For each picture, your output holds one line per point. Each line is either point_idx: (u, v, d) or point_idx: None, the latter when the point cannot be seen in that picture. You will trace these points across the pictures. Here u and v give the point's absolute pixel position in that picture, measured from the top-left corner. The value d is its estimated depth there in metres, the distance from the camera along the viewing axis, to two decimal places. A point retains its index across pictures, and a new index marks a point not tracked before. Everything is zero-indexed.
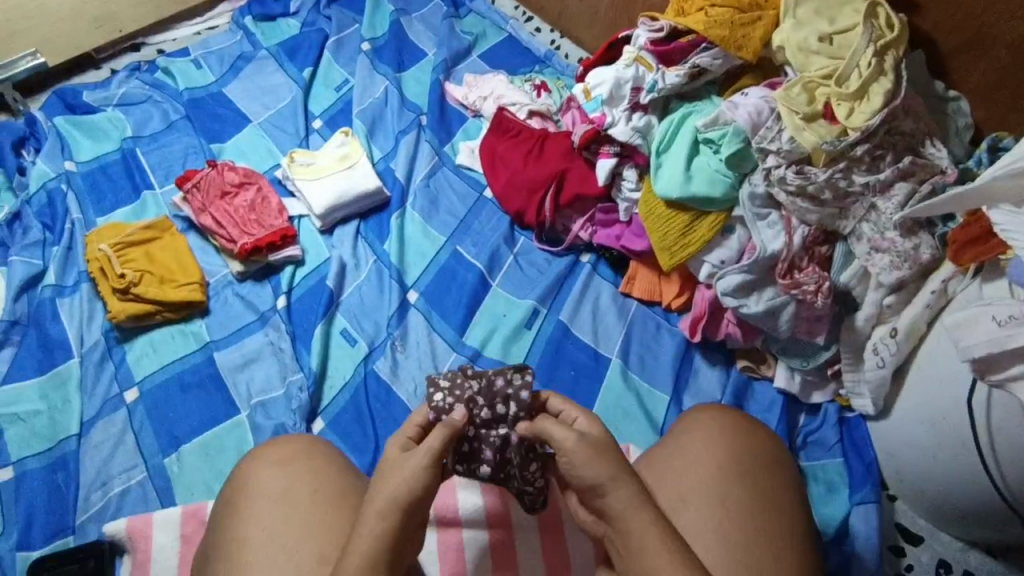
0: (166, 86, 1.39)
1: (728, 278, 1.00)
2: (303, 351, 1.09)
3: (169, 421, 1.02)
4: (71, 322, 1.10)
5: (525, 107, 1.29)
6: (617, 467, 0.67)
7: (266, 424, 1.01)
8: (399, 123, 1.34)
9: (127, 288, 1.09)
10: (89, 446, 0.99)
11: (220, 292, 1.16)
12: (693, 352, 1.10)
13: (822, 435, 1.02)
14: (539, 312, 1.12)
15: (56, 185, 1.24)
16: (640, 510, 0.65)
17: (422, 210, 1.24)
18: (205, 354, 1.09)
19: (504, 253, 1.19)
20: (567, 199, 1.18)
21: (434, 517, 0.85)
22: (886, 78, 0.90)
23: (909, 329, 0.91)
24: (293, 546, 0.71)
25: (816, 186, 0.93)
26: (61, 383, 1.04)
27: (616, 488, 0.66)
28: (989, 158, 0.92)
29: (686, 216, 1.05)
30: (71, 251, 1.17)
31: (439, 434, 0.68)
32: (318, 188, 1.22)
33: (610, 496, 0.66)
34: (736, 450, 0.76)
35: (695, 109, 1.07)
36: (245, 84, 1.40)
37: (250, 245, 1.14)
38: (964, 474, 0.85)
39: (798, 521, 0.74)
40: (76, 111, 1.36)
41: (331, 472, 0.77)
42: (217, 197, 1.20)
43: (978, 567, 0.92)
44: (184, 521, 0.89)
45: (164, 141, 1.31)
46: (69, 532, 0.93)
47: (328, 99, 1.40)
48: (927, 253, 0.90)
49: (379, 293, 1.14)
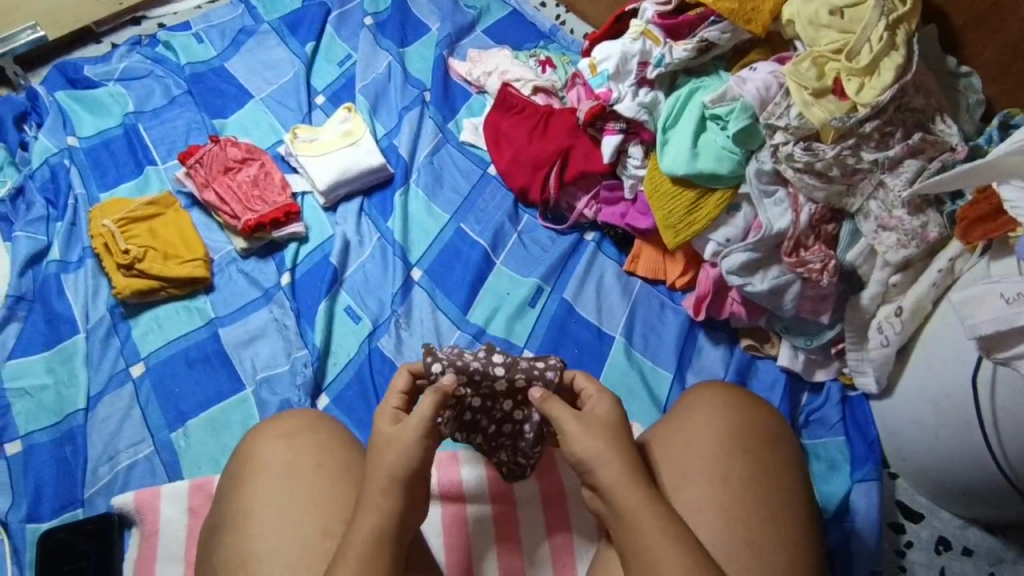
0: (167, 61, 1.38)
1: (733, 257, 0.99)
2: (308, 328, 1.09)
3: (174, 396, 1.03)
4: (77, 297, 1.10)
5: (529, 83, 1.28)
6: (611, 444, 0.69)
7: (272, 399, 1.02)
8: (403, 99, 1.33)
9: (131, 264, 1.09)
10: (96, 420, 1.00)
11: (223, 269, 1.16)
12: (696, 331, 1.10)
13: (824, 414, 1.02)
14: (543, 290, 1.12)
15: (59, 161, 1.23)
16: (635, 487, 0.66)
17: (426, 187, 1.23)
18: (210, 331, 1.09)
19: (508, 230, 1.19)
20: (572, 177, 1.17)
21: (436, 491, 0.85)
22: (897, 52, 0.89)
23: (914, 308, 0.90)
24: (298, 519, 0.72)
25: (824, 163, 0.92)
26: (67, 359, 1.05)
27: (605, 466, 0.68)
28: (1000, 136, 0.90)
29: (692, 193, 1.04)
30: (74, 227, 1.17)
31: (427, 401, 0.71)
32: (322, 165, 1.21)
33: (605, 473, 0.67)
34: (738, 426, 0.77)
35: (702, 85, 1.06)
36: (247, 59, 1.39)
37: (253, 222, 1.14)
38: (966, 452, 0.85)
39: (799, 498, 0.74)
40: (77, 86, 1.35)
41: (335, 446, 0.78)
42: (220, 173, 1.19)
43: (977, 544, 0.93)
44: (191, 494, 0.90)
45: (166, 116, 1.30)
46: (78, 504, 0.94)
47: (331, 75, 1.39)
48: (935, 231, 0.89)
49: (383, 270, 1.14)
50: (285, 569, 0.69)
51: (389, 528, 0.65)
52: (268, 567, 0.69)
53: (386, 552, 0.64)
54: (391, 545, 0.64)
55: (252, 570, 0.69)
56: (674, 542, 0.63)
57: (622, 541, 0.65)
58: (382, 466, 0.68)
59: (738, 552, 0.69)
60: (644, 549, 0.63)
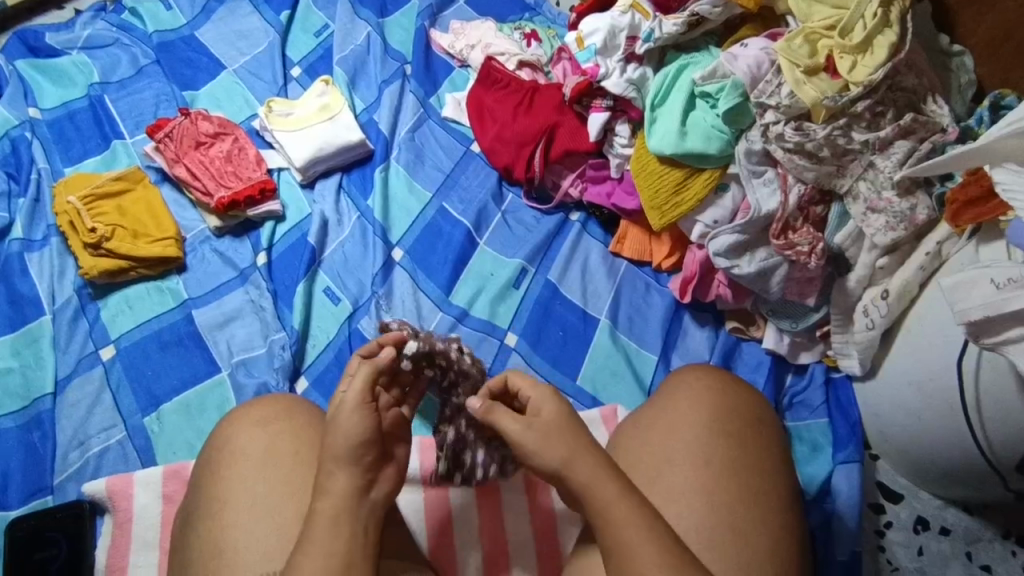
0: (134, 29, 1.31)
1: (720, 239, 0.98)
2: (286, 310, 1.06)
3: (147, 380, 0.99)
4: (41, 277, 1.06)
5: (514, 57, 1.24)
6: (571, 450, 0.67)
7: (248, 383, 0.99)
8: (383, 72, 1.28)
9: (98, 243, 1.04)
10: (65, 405, 0.97)
11: (197, 248, 1.12)
12: (682, 312, 1.09)
13: (807, 396, 1.02)
14: (527, 271, 1.09)
15: (19, 133, 1.17)
16: (604, 484, 0.64)
17: (407, 163, 1.19)
18: (184, 312, 1.05)
19: (492, 210, 1.16)
20: (557, 154, 1.14)
21: (419, 477, 0.84)
22: (891, 30, 0.87)
23: (900, 291, 0.89)
24: (275, 508, 0.69)
25: (815, 143, 0.90)
26: (33, 341, 1.01)
27: (568, 474, 0.66)
28: (991, 117, 0.88)
29: (680, 172, 1.02)
30: (38, 203, 1.12)
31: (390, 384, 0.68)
32: (298, 140, 1.17)
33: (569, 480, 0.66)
34: (721, 409, 0.76)
35: (693, 61, 1.03)
36: (219, 28, 1.33)
37: (227, 199, 1.09)
38: (949, 435, 0.86)
39: (782, 482, 0.74)
40: (39, 54, 1.28)
41: (313, 432, 0.75)
42: (191, 148, 1.14)
43: (955, 523, 0.95)
44: (166, 480, 0.88)
45: (134, 87, 1.24)
46: (47, 491, 0.91)
47: (307, 46, 1.33)
48: (924, 213, 0.88)
49: (363, 251, 1.11)
50: (262, 559, 0.67)
51: (345, 502, 0.63)
52: (244, 557, 0.67)
53: (345, 528, 0.62)
54: (352, 518, 0.63)
55: (228, 560, 0.67)
56: (656, 530, 0.62)
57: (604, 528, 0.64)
58: (344, 452, 0.65)
59: (721, 538, 0.68)
60: (625, 537, 0.62)
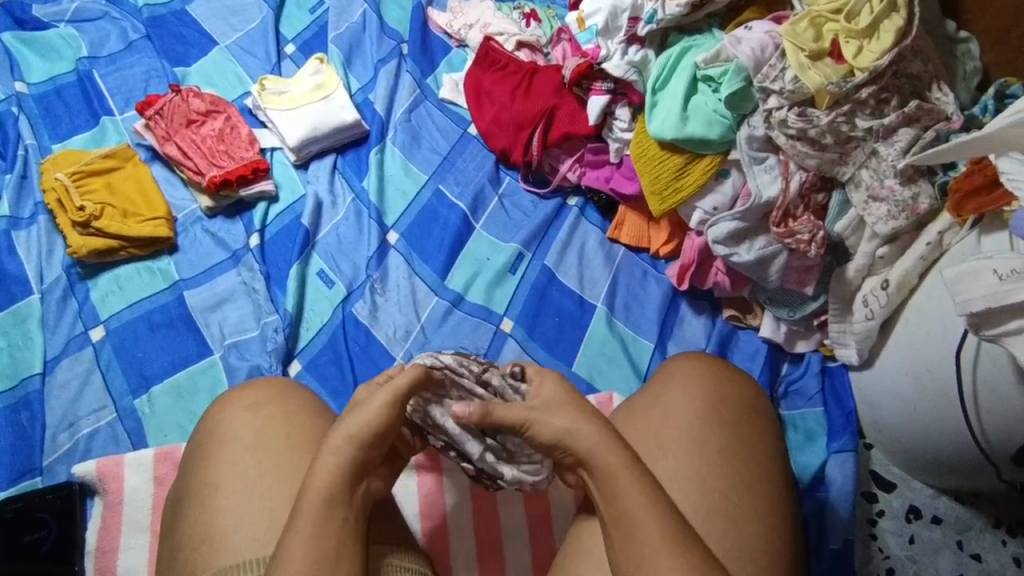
0: (124, 2, 1.28)
1: (720, 226, 0.97)
2: (279, 293, 1.05)
3: (137, 361, 0.98)
4: (29, 256, 1.04)
5: (513, 38, 1.22)
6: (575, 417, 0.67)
7: (241, 365, 0.98)
8: (379, 52, 1.26)
9: (87, 221, 1.03)
10: (54, 386, 0.95)
11: (188, 228, 1.10)
12: (680, 299, 1.08)
13: (803, 385, 1.02)
14: (524, 256, 1.08)
15: (6, 109, 1.15)
16: (604, 454, 0.64)
17: (403, 145, 1.17)
18: (175, 294, 1.04)
19: (489, 194, 1.15)
20: (557, 138, 1.13)
21: (415, 462, 0.84)
22: (898, 15, 0.86)
23: (900, 281, 0.88)
24: (268, 493, 0.69)
25: (818, 130, 0.89)
26: (21, 321, 0.99)
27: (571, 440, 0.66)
28: (996, 105, 0.87)
29: (679, 158, 1.01)
30: (25, 180, 1.10)
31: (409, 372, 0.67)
32: (294, 119, 1.15)
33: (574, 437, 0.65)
34: (715, 397, 0.75)
35: (696, 43, 1.01)
36: (211, 2, 1.29)
37: (218, 178, 1.07)
38: (944, 423, 0.85)
39: (777, 470, 0.73)
40: (25, 27, 1.25)
41: (306, 416, 0.74)
42: (182, 126, 1.12)
43: (946, 513, 0.95)
44: (156, 463, 0.87)
45: (124, 62, 1.21)
46: (37, 473, 0.90)
47: (302, 22, 1.30)
48: (926, 203, 0.87)
49: (358, 232, 1.09)
50: (254, 543, 0.66)
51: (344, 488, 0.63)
52: (236, 541, 0.66)
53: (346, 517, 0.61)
54: None
55: (220, 544, 0.66)
56: (663, 498, 0.62)
57: (613, 497, 0.63)
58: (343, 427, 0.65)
59: (714, 522, 0.68)
60: (629, 507, 0.62)
